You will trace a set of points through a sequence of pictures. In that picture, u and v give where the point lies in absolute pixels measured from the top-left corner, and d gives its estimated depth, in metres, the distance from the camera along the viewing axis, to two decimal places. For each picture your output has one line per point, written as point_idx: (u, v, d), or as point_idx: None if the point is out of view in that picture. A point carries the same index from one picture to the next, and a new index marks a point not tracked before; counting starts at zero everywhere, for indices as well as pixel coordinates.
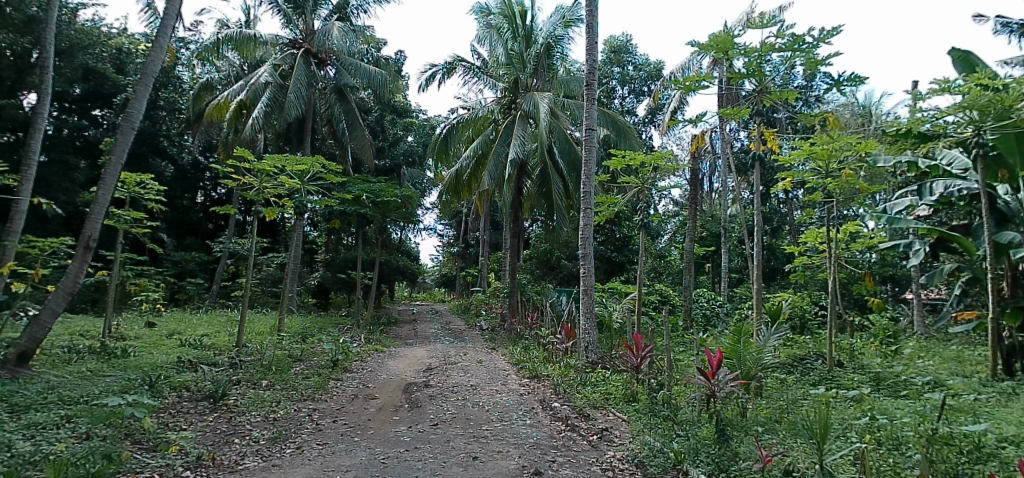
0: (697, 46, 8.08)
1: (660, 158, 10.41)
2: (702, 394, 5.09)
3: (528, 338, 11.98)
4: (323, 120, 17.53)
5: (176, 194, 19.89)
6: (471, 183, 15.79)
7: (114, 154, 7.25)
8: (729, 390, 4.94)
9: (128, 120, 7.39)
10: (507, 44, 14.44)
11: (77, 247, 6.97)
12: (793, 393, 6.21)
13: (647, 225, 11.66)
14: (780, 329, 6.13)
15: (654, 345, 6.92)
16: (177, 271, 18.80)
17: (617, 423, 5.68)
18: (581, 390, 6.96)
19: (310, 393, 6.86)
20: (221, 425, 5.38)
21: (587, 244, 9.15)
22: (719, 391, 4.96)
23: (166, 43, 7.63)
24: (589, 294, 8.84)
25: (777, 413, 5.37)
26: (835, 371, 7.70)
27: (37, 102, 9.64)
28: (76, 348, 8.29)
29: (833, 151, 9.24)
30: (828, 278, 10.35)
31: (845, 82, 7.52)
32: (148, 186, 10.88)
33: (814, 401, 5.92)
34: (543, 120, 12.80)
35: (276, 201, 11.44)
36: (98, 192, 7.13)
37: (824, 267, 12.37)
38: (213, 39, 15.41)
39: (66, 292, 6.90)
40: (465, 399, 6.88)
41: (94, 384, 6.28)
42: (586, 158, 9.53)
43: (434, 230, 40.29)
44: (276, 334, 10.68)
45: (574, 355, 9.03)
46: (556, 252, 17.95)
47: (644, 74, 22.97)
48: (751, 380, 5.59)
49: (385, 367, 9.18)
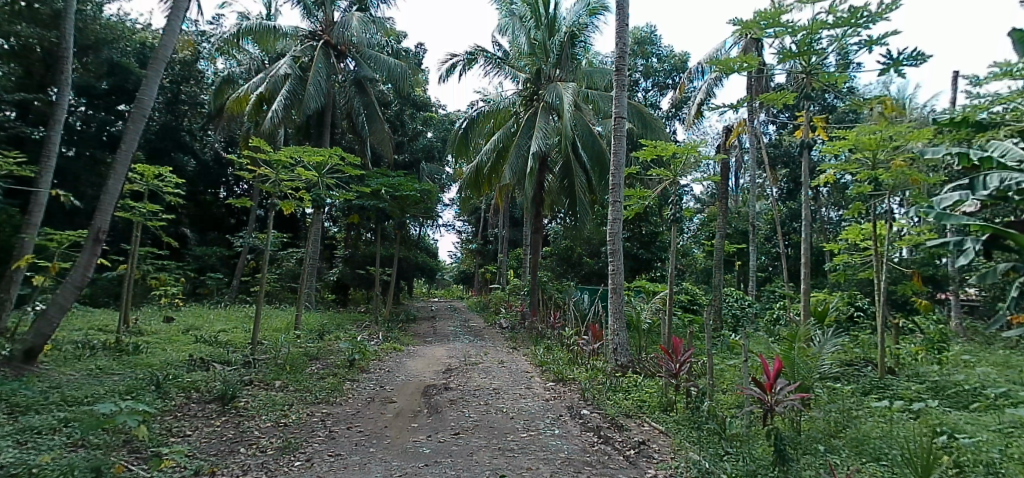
0: (739, 25, 7.54)
1: (694, 148, 9.76)
2: (757, 408, 4.58)
3: (551, 337, 11.52)
4: (343, 114, 17.28)
5: (196, 188, 19.71)
6: (491, 178, 15.28)
7: (125, 143, 6.93)
8: (788, 405, 4.43)
9: (139, 108, 7.07)
10: (530, 33, 13.97)
11: (87, 239, 6.67)
12: (852, 405, 5.61)
13: (678, 221, 11.06)
14: (837, 334, 5.61)
15: (693, 350, 6.33)
16: (197, 265, 18.76)
17: (654, 435, 5.27)
18: (612, 397, 6.52)
19: (324, 396, 6.49)
20: (228, 432, 5.05)
21: (616, 240, 8.64)
22: (776, 407, 4.45)
23: (178, 26, 7.34)
24: (618, 294, 8.34)
25: (836, 427, 4.86)
26: (887, 378, 7.10)
27: (58, 93, 9.46)
28: (89, 344, 8.08)
29: (882, 140, 8.61)
30: (874, 278, 9.65)
31: (904, 60, 6.71)
32: (167, 179, 10.69)
33: (873, 415, 5.33)
34: (567, 111, 12.27)
35: (294, 195, 11.12)
36: (109, 182, 6.79)
37: (866, 267, 11.65)
38: (233, 30, 15.13)
39: (73, 286, 6.58)
40: (487, 404, 6.43)
41: (100, 383, 6.00)
42: (615, 148, 9.00)
43: (453, 227, 39.99)
44: (293, 332, 10.39)
45: (602, 358, 8.51)
46: (578, 249, 17.42)
47: (669, 66, 22.26)
48: (809, 393, 5.04)
49: (403, 367, 8.83)
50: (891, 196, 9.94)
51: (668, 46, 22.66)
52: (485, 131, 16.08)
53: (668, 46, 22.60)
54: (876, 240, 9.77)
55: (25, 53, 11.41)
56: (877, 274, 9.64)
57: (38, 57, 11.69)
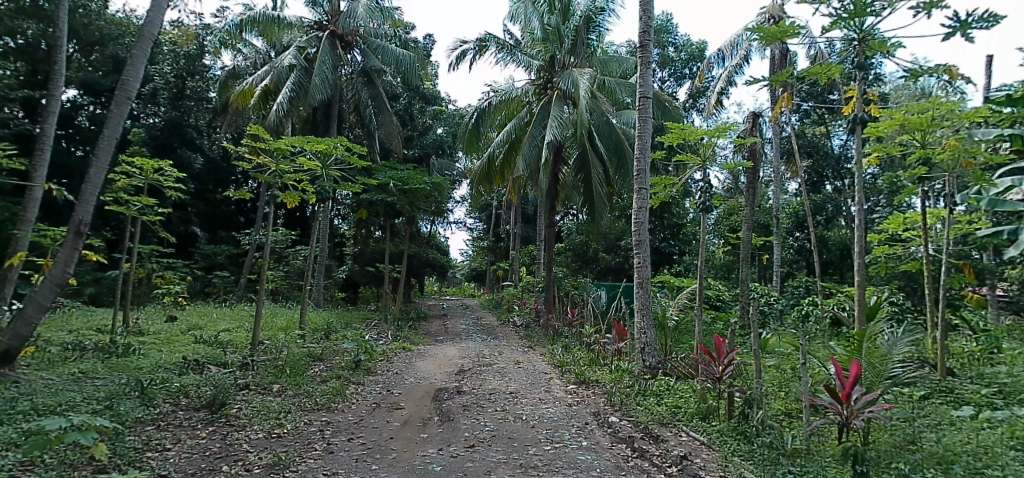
0: (755, 27, 7.08)
1: (724, 130, 9.01)
2: (830, 422, 3.91)
3: (569, 336, 10.88)
4: (350, 107, 16.73)
5: (206, 187, 19.18)
6: (504, 171, 14.55)
7: (108, 128, 6.21)
8: (869, 420, 3.75)
9: (124, 90, 6.32)
10: (543, 17, 13.34)
11: (68, 233, 5.92)
12: (925, 415, 4.81)
13: (706, 212, 10.32)
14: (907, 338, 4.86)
15: (739, 350, 5.59)
16: (206, 263, 18.38)
17: (694, 447, 4.64)
18: (642, 402, 5.86)
19: (325, 402, 5.89)
20: (213, 445, 4.53)
21: (642, 230, 7.94)
22: (854, 422, 3.77)
23: (166, 2, 6.68)
24: (645, 290, 7.65)
25: (914, 439, 4.14)
26: (950, 379, 6.27)
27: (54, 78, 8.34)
28: (79, 345, 7.60)
29: (934, 119, 7.64)
30: (925, 270, 8.77)
31: (974, 22, 5.56)
32: (167, 172, 10.19)
33: (956, 427, 4.52)
34: (582, 100, 11.56)
35: (297, 187, 10.51)
36: (91, 171, 6.06)
37: (909, 259, 10.76)
38: (235, 21, 14.56)
39: (49, 290, 5.82)
40: (503, 410, 5.80)
41: (79, 389, 5.49)
42: (639, 131, 8.26)
43: (464, 224, 39.53)
44: (296, 331, 9.81)
45: (627, 358, 7.88)
46: (593, 244, 16.69)
47: (685, 55, 21.43)
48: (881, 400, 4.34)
49: (412, 369, 8.21)
50: (945, 179, 9.04)
51: (684, 34, 21.92)
52: (497, 123, 15.33)
53: (684, 35, 21.86)
54: (926, 229, 8.89)
55: (31, 49, 11.38)
56: (927, 267, 8.80)
57: (44, 54, 11.55)
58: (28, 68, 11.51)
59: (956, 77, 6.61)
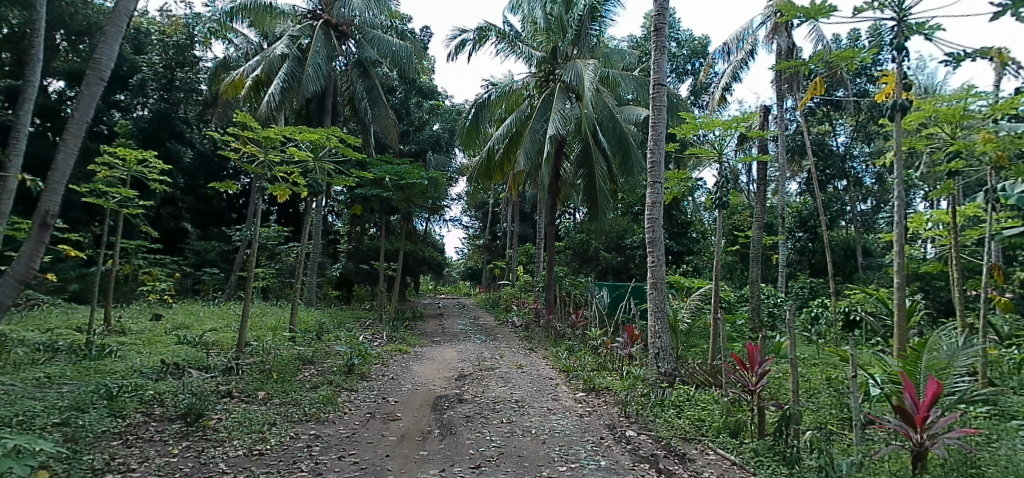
0: (779, 6, 6.43)
1: (739, 121, 8.46)
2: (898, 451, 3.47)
3: (572, 338, 10.41)
4: (345, 99, 16.12)
5: (196, 182, 18.51)
6: (503, 165, 13.92)
7: (78, 113, 4.48)
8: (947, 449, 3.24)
9: (97, 68, 4.58)
10: (546, 7, 12.69)
11: (30, 225, 4.13)
12: (986, 437, 4.31)
13: (719, 210, 9.83)
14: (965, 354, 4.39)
15: (772, 358, 5.08)
16: (194, 259, 17.77)
17: (724, 468, 4.18)
18: (662, 414, 5.38)
19: (314, 412, 5.36)
20: (185, 464, 4.03)
21: (656, 228, 7.45)
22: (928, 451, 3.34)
23: None
24: (658, 291, 7.18)
25: (990, 470, 3.61)
26: (990, 389, 5.82)
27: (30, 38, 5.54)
28: (53, 346, 7.06)
29: (967, 110, 7.12)
30: (952, 272, 8.31)
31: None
32: (152, 164, 9.61)
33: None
34: (588, 93, 10.98)
35: (287, 180, 9.90)
36: (57, 157, 4.35)
37: (928, 260, 10.32)
38: (226, 9, 13.92)
39: (5, 295, 4.07)
40: (511, 423, 5.29)
41: (42, 396, 4.94)
42: (655, 120, 7.75)
43: (459, 221, 38.94)
44: (286, 331, 9.29)
45: (638, 363, 7.40)
46: (593, 243, 16.21)
47: (688, 50, 20.93)
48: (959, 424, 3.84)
49: (409, 373, 7.69)
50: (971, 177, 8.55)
51: (687, 30, 21.39)
52: (496, 116, 14.73)
53: (687, 30, 21.34)
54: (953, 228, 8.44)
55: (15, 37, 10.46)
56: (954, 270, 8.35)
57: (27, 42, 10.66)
58: (13, 58, 10.38)
59: (1004, 62, 6.16)
